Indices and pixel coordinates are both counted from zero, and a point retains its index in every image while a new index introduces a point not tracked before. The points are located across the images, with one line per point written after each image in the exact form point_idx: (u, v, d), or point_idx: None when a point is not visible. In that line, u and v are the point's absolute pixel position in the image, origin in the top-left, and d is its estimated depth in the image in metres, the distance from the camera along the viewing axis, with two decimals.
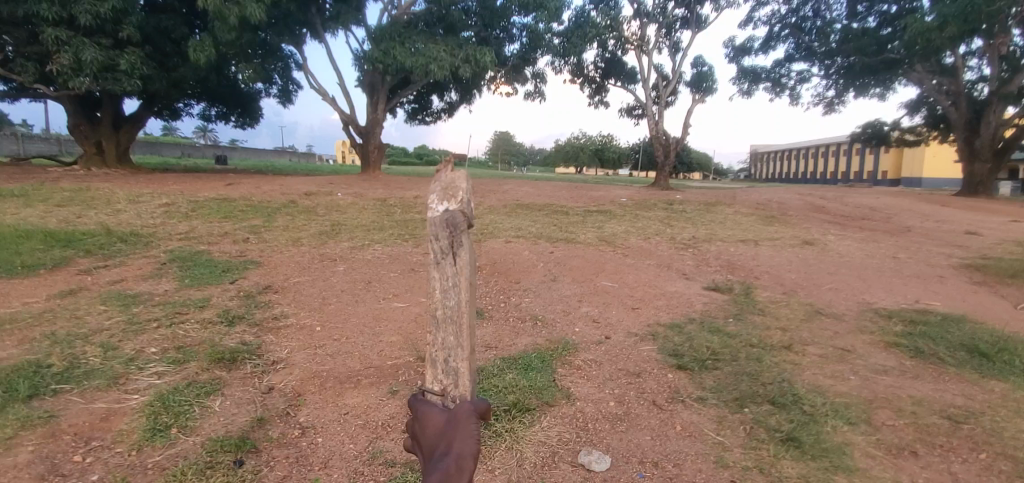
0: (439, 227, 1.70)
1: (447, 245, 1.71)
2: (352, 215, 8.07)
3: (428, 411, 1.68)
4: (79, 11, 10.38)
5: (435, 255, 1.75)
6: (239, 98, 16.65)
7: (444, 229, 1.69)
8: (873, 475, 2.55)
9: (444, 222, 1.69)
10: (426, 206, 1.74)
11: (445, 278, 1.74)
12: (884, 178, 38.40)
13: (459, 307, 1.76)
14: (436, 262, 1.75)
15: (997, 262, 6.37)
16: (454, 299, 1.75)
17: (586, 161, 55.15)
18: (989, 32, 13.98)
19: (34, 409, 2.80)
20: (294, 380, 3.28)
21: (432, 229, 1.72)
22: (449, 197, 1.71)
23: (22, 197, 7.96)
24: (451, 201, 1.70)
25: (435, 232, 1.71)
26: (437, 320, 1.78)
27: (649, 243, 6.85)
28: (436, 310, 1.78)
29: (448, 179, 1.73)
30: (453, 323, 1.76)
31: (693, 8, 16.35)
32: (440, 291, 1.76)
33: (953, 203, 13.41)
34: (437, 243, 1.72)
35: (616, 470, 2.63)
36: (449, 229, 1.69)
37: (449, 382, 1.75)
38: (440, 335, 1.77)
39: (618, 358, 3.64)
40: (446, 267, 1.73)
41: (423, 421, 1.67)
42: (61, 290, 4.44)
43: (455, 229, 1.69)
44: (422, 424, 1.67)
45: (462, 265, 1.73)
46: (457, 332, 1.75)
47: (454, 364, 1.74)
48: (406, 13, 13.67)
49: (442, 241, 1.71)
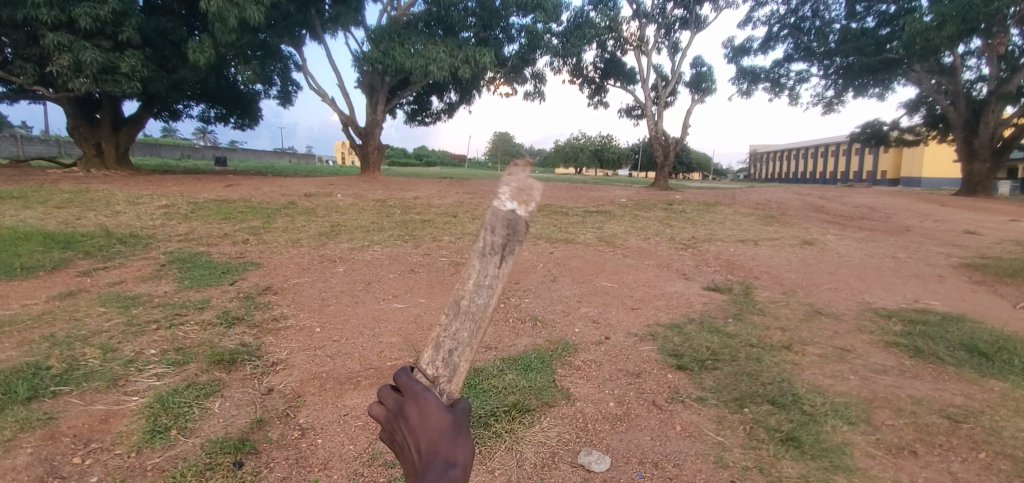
0: (499, 223, 1.50)
1: (499, 244, 1.52)
2: (353, 216, 8.08)
3: (424, 398, 1.40)
4: (79, 14, 10.39)
5: (480, 245, 1.54)
6: (238, 99, 16.64)
7: (503, 229, 1.49)
8: (873, 475, 2.55)
9: (504, 223, 1.49)
10: (494, 191, 1.52)
11: (485, 274, 1.54)
12: (883, 178, 38.43)
13: (486, 308, 1.57)
14: (480, 253, 1.54)
15: (995, 261, 6.38)
16: (485, 298, 1.56)
17: (586, 161, 55.26)
18: (987, 32, 14.00)
19: (33, 411, 2.80)
20: (294, 382, 3.28)
21: (490, 219, 1.51)
22: (522, 199, 1.50)
23: (21, 199, 7.95)
24: (521, 204, 1.50)
25: (492, 224, 1.50)
26: (458, 311, 1.57)
27: (648, 243, 6.87)
28: (461, 300, 1.57)
29: (527, 179, 1.51)
30: (472, 320, 1.57)
31: (692, 8, 16.37)
32: (473, 283, 1.56)
33: (952, 203, 13.42)
34: (490, 236, 1.50)
35: (616, 470, 2.63)
36: (508, 230, 1.50)
37: (444, 372, 1.54)
38: (455, 324, 1.57)
39: (618, 358, 3.64)
40: (490, 264, 1.53)
41: (421, 408, 1.38)
42: (60, 292, 4.44)
43: (513, 235, 1.50)
44: (418, 412, 1.38)
45: (506, 270, 1.54)
46: (474, 329, 1.57)
47: (456, 360, 1.55)
48: (405, 14, 13.68)
49: (496, 237, 1.51)
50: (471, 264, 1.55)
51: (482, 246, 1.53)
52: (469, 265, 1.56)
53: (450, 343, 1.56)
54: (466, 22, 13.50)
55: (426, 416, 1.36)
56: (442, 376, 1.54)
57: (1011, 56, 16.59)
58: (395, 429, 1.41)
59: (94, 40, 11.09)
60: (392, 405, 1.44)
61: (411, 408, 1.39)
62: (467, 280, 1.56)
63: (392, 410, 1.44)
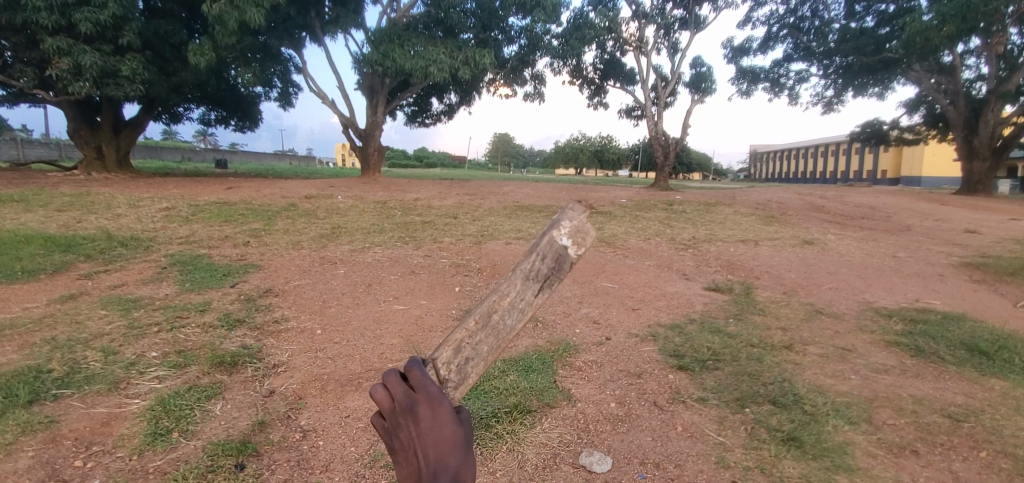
0: (549, 253, 1.55)
1: (543, 274, 1.57)
2: (353, 218, 8.09)
3: (437, 405, 1.31)
4: (80, 18, 10.41)
5: (521, 267, 1.57)
6: (238, 101, 16.64)
7: (552, 261, 1.56)
8: (874, 474, 2.55)
9: (552, 257, 1.56)
10: (551, 223, 1.56)
11: (521, 297, 1.57)
12: (884, 178, 38.38)
13: (511, 330, 1.58)
14: (522, 276, 1.56)
15: (996, 260, 6.37)
16: (514, 321, 1.58)
17: (586, 162, 55.26)
18: (987, 31, 14.00)
19: (34, 414, 2.80)
20: (295, 384, 3.29)
21: (539, 248, 1.56)
22: (577, 239, 1.57)
23: (22, 203, 7.96)
24: (575, 245, 1.57)
25: (541, 254, 1.55)
26: (486, 323, 1.55)
27: (648, 244, 6.86)
28: (492, 313, 1.56)
29: (583, 221, 1.58)
30: (495, 334, 1.56)
31: (691, 9, 16.38)
32: (508, 300, 1.57)
33: (953, 202, 13.41)
34: (539, 263, 1.55)
35: (617, 471, 2.63)
36: (554, 265, 1.56)
37: (454, 377, 1.51)
38: (479, 335, 1.55)
39: (618, 358, 3.64)
40: (529, 290, 1.57)
41: (434, 412, 1.30)
42: (61, 295, 4.44)
43: (559, 271, 1.56)
44: (430, 415, 1.30)
45: (541, 300, 1.58)
46: (494, 346, 1.56)
47: (469, 369, 1.53)
48: (404, 16, 13.70)
49: (542, 266, 1.56)
50: (511, 283, 1.57)
51: (527, 269, 1.57)
52: (509, 282, 1.57)
53: (469, 351, 1.54)
54: (466, 23, 13.52)
55: (437, 424, 1.29)
56: (452, 382, 1.51)
57: (1011, 55, 16.58)
58: (397, 424, 1.32)
59: (95, 44, 11.11)
60: (401, 399, 1.33)
61: (423, 409, 1.30)
62: (505, 296, 1.56)
63: (399, 404, 1.32)
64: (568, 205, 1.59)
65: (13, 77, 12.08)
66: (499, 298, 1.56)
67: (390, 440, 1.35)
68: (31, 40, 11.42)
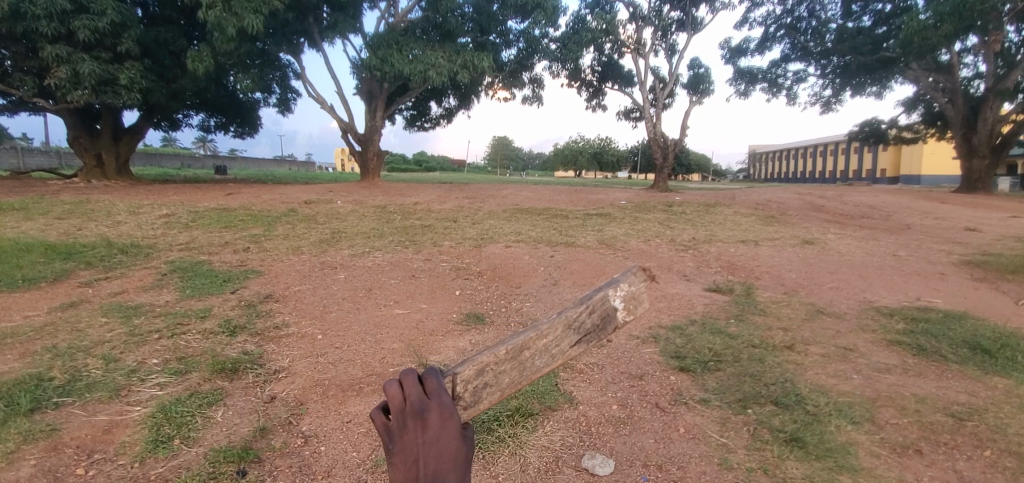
0: (598, 309, 1.59)
1: (585, 328, 1.58)
2: (353, 222, 8.12)
3: (450, 420, 1.30)
4: (79, 26, 10.42)
5: (566, 310, 1.57)
6: (238, 107, 16.63)
7: (599, 317, 1.59)
8: (878, 474, 2.54)
9: (599, 309, 1.58)
10: (607, 285, 1.62)
11: (558, 340, 1.55)
12: (883, 177, 38.36)
13: (537, 371, 1.55)
14: (564, 317, 1.56)
15: (997, 258, 6.37)
16: (543, 363, 1.55)
17: (586, 163, 55.29)
18: (983, 29, 14.01)
19: (36, 422, 2.80)
20: (296, 389, 3.28)
21: (589, 300, 1.59)
22: (628, 305, 1.64)
23: (22, 211, 7.96)
24: (626, 312, 1.63)
25: (587, 307, 1.59)
26: (517, 357, 1.51)
27: (649, 246, 6.85)
28: (525, 346, 1.52)
29: (637, 289, 1.65)
30: (518, 364, 1.51)
31: (688, 10, 16.42)
32: (543, 337, 1.54)
33: (953, 201, 13.42)
34: (586, 315, 1.57)
35: (620, 473, 2.62)
36: (599, 322, 1.59)
37: (468, 398, 1.44)
38: (505, 361, 1.49)
39: (620, 361, 3.64)
40: (568, 337, 1.56)
41: (444, 425, 1.28)
42: (61, 303, 4.44)
43: (602, 329, 1.60)
44: (437, 426, 1.28)
45: (575, 351, 1.59)
46: (516, 379, 1.51)
47: (485, 394, 1.46)
48: (402, 20, 13.73)
49: (587, 319, 1.58)
50: (553, 326, 1.55)
51: (572, 316, 1.57)
52: (550, 322, 1.55)
53: (490, 377, 1.47)
54: (464, 27, 13.56)
55: (444, 438, 1.27)
56: (464, 402, 1.43)
57: (1008, 53, 16.58)
58: (402, 428, 1.29)
59: (94, 52, 11.14)
60: (412, 402, 1.30)
61: (433, 418, 1.28)
62: (542, 336, 1.54)
63: (410, 407, 1.30)
64: (630, 272, 1.66)
65: (12, 86, 12.09)
66: (536, 336, 1.53)
67: (388, 442, 1.31)
68: (30, 48, 11.44)
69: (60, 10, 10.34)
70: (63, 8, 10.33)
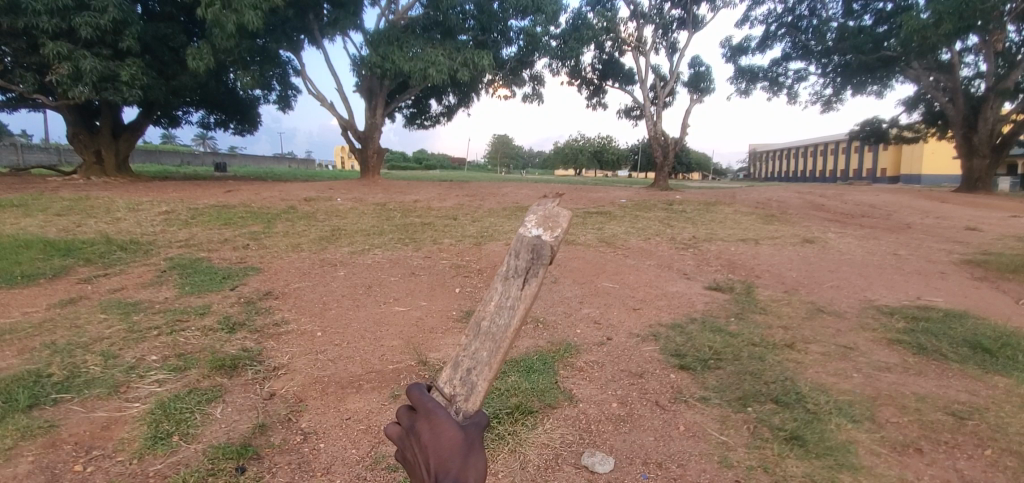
0: (524, 248, 1.59)
1: (523, 268, 1.59)
2: (352, 220, 8.10)
3: (439, 419, 1.36)
4: (79, 22, 10.41)
5: (505, 270, 1.62)
6: (237, 104, 16.60)
7: (527, 253, 1.58)
8: (879, 473, 2.54)
9: (530, 245, 1.57)
10: (522, 227, 1.64)
11: (507, 295, 1.58)
12: (883, 177, 38.44)
13: (508, 329, 1.57)
14: (504, 276, 1.62)
15: (997, 258, 6.36)
16: (506, 319, 1.57)
17: (586, 162, 55.18)
18: (985, 28, 13.98)
19: (33, 419, 2.79)
20: (296, 386, 3.27)
21: (515, 245, 1.61)
22: (548, 226, 1.60)
23: (21, 208, 7.94)
24: (548, 230, 1.59)
25: (516, 251, 1.60)
26: (478, 330, 1.59)
27: (649, 244, 6.82)
28: (482, 321, 1.60)
29: (550, 211, 1.64)
30: (492, 340, 1.56)
31: (689, 8, 16.38)
32: (495, 303, 1.60)
33: (953, 200, 13.41)
34: (514, 259, 1.59)
35: (620, 471, 2.62)
36: (531, 257, 1.57)
37: (462, 390, 1.51)
38: (475, 344, 1.57)
39: (620, 359, 3.63)
40: (513, 286, 1.58)
41: (433, 425, 1.34)
42: (61, 299, 4.43)
43: (536, 259, 1.57)
44: (429, 429, 1.34)
45: (530, 294, 1.58)
46: (493, 349, 1.55)
47: (475, 379, 1.52)
48: (402, 17, 13.68)
49: (520, 262, 1.59)
50: (494, 286, 1.62)
51: (507, 270, 1.61)
52: (492, 287, 1.62)
53: (470, 362, 1.55)
54: (464, 25, 13.55)
55: (437, 435, 1.33)
56: (461, 396, 1.50)
57: (1010, 52, 16.46)
58: (410, 446, 1.38)
59: (94, 48, 11.12)
60: (406, 422, 1.41)
61: (422, 424, 1.36)
62: (490, 301, 1.61)
63: (406, 427, 1.40)
64: (538, 203, 1.68)
65: (12, 82, 12.07)
66: (483, 303, 1.63)
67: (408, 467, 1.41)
68: (31, 45, 11.44)
69: (61, 6, 10.34)
70: (64, 4, 10.33)
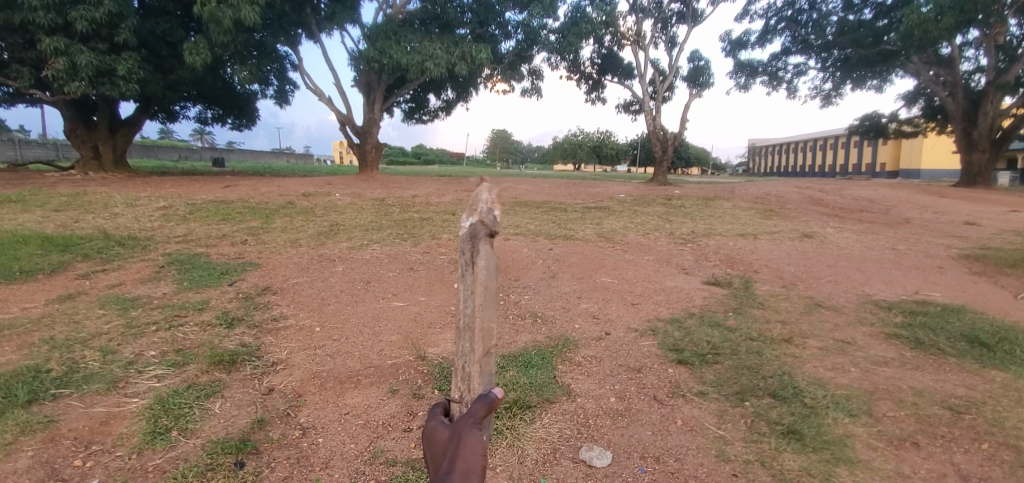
0: (467, 242, 1.96)
1: (468, 261, 1.98)
2: (351, 215, 8.08)
3: (436, 428, 1.63)
4: (75, 18, 10.37)
5: (461, 269, 2.01)
6: (235, 99, 16.54)
7: (467, 245, 1.96)
8: (875, 466, 2.55)
9: (467, 235, 1.94)
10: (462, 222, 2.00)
11: (464, 290, 1.99)
12: (883, 171, 38.45)
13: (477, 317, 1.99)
14: (461, 275, 2.00)
15: (996, 252, 6.37)
16: (470, 308, 2.00)
17: (585, 157, 55.08)
18: (985, 22, 13.93)
19: (33, 413, 2.80)
20: (294, 381, 3.27)
21: (461, 243, 1.98)
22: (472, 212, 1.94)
23: (19, 203, 7.93)
24: (474, 215, 1.94)
25: (462, 247, 1.98)
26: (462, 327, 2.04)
27: (648, 239, 6.81)
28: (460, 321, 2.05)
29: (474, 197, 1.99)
30: (469, 332, 2.00)
31: (688, 2, 16.33)
32: (462, 302, 2.03)
33: (953, 195, 13.41)
34: (462, 257, 1.98)
35: (617, 466, 2.62)
36: (471, 241, 1.95)
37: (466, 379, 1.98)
38: (463, 342, 2.02)
39: (618, 353, 3.64)
40: (467, 280, 1.99)
41: (430, 435, 1.62)
42: (59, 295, 4.44)
43: (476, 240, 1.93)
44: (429, 440, 1.62)
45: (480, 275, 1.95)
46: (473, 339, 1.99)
47: (469, 369, 1.98)
48: (400, 11, 13.61)
49: (467, 253, 1.97)
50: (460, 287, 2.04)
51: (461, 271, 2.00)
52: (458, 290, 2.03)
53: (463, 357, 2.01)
54: (462, 19, 13.50)
55: (435, 441, 1.59)
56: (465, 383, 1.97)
57: (1010, 46, 16.41)
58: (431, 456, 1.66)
59: (90, 43, 11.08)
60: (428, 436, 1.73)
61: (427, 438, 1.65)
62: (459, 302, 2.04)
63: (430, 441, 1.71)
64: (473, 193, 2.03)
65: (9, 77, 12.02)
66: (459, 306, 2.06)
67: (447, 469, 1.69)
68: (28, 39, 11.40)
69: None
70: None
